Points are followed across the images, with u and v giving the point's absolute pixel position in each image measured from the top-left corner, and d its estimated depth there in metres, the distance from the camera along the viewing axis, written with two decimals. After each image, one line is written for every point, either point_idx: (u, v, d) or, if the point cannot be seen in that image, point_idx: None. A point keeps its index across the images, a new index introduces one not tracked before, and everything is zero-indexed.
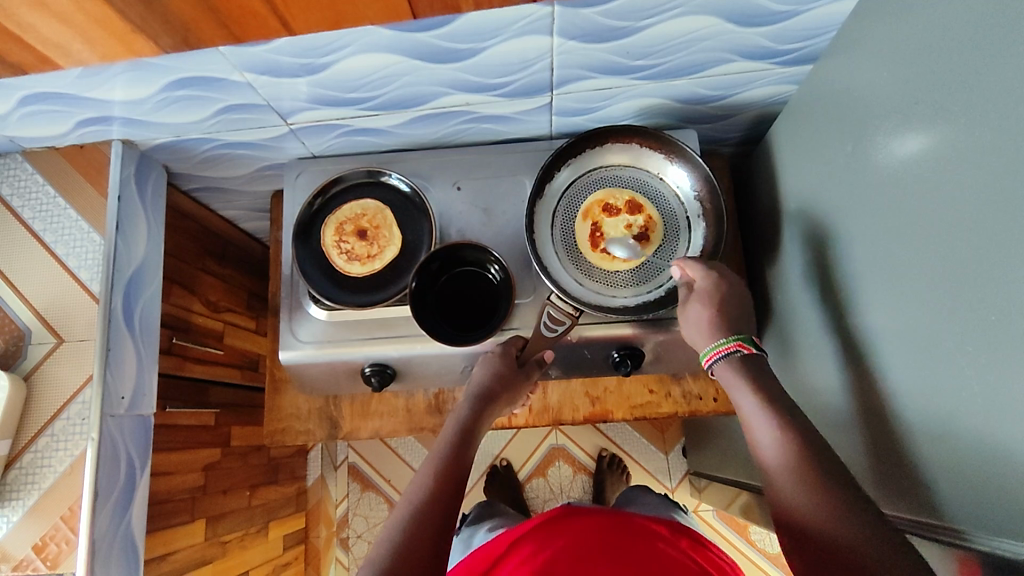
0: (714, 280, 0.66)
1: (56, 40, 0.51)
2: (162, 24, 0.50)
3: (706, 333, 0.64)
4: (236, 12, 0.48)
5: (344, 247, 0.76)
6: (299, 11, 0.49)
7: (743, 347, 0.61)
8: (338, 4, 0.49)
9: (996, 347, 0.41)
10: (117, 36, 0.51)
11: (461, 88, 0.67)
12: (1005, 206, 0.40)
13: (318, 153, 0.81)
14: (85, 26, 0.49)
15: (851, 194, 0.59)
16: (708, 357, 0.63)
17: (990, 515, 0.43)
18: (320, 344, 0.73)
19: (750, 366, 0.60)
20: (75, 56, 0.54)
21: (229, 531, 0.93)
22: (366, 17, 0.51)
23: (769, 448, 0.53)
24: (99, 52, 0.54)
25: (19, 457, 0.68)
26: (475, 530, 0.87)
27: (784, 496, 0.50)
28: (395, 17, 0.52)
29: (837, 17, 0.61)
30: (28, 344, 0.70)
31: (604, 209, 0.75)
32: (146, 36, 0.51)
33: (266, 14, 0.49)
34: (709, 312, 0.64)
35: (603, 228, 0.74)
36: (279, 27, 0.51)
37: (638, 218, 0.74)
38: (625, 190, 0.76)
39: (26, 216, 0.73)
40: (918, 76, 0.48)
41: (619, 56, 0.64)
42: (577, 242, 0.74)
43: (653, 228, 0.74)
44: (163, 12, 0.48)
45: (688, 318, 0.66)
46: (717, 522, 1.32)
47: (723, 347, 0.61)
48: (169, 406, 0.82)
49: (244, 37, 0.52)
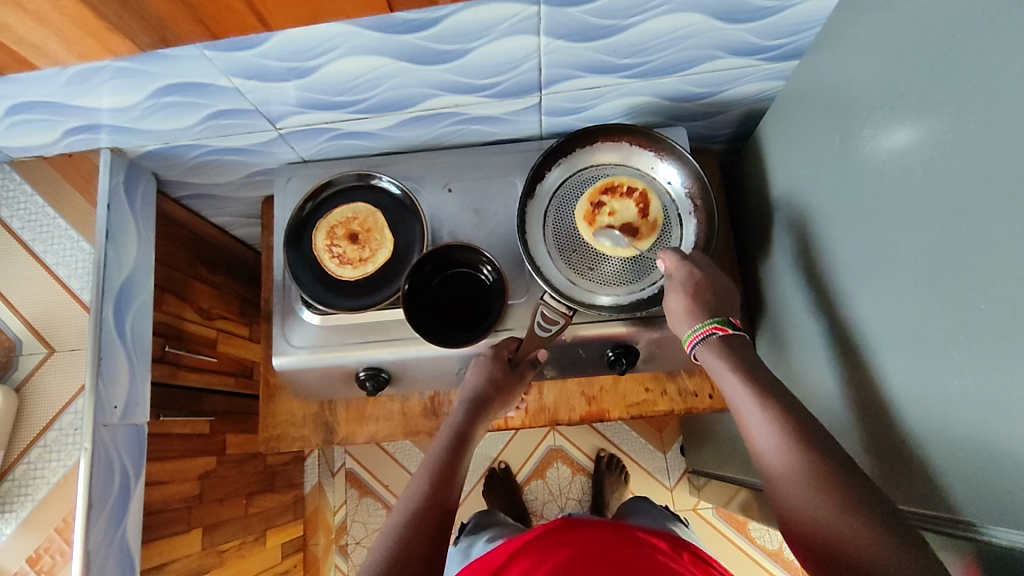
0: (690, 270, 0.67)
1: (33, 40, 0.51)
2: (139, 22, 0.50)
3: (684, 320, 0.66)
4: (213, 8, 0.49)
5: (335, 251, 0.76)
6: (277, 9, 0.50)
7: (720, 330, 0.63)
8: (318, 2, 0.50)
9: (983, 336, 0.41)
10: (95, 36, 0.51)
11: (449, 89, 0.67)
12: (990, 196, 0.40)
13: (309, 157, 0.81)
14: (62, 24, 0.49)
15: (838, 187, 0.59)
16: (688, 342, 0.65)
17: (986, 504, 0.44)
18: (313, 348, 0.73)
19: (733, 346, 0.62)
20: (53, 56, 0.54)
21: (227, 540, 0.93)
22: (344, 15, 0.52)
23: (762, 432, 0.55)
24: (77, 53, 0.54)
25: (11, 469, 0.66)
26: (474, 540, 0.87)
27: (786, 491, 0.51)
28: (373, 10, 0.52)
29: (821, 12, 0.61)
30: (19, 353, 0.69)
31: (627, 231, 0.73)
32: (125, 34, 0.51)
33: (242, 10, 0.49)
34: (682, 298, 0.65)
35: (640, 215, 0.73)
36: (256, 23, 0.52)
37: (597, 219, 0.74)
38: (615, 245, 0.73)
39: (15, 226, 0.72)
40: (902, 67, 0.49)
41: (606, 55, 0.64)
42: (569, 241, 0.74)
43: (587, 212, 0.74)
44: (140, 11, 0.48)
45: (669, 309, 0.67)
46: (716, 520, 1.32)
47: (700, 331, 0.64)
48: (162, 415, 0.81)
49: (221, 34, 0.53)
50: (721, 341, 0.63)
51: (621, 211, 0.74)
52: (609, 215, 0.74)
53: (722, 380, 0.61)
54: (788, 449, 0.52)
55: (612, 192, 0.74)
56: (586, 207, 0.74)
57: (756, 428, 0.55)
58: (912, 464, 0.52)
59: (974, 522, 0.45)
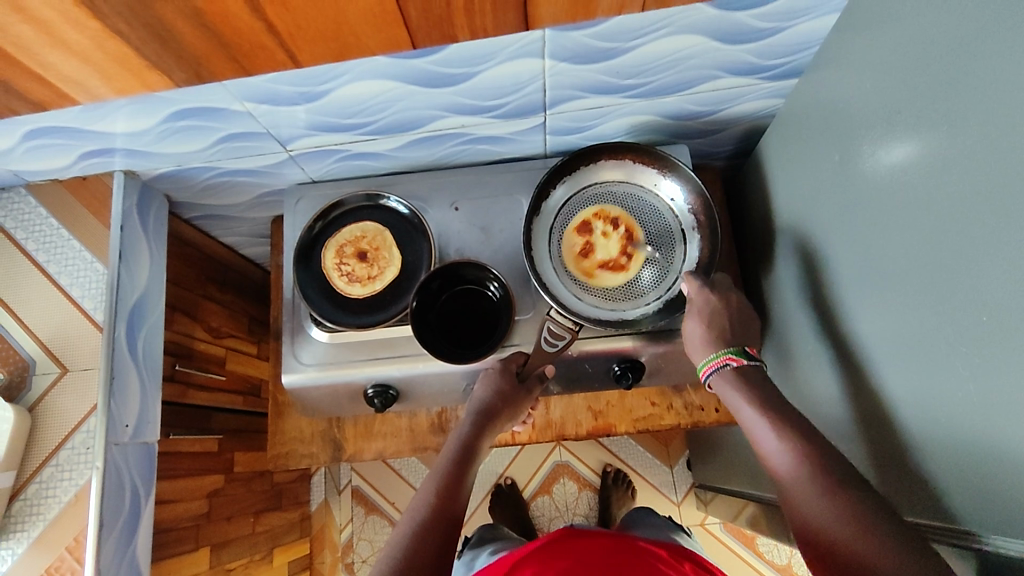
0: (708, 297, 0.68)
1: (75, 77, 0.53)
2: (177, 60, 0.51)
3: (699, 348, 0.67)
4: (246, 46, 0.50)
5: (344, 269, 0.77)
6: (305, 45, 0.51)
7: (732, 360, 0.65)
8: (343, 38, 0.51)
9: (985, 347, 0.42)
10: (133, 72, 0.53)
11: (456, 111, 0.69)
12: (989, 210, 0.41)
13: (317, 178, 0.83)
14: (103, 63, 0.51)
15: (838, 202, 0.60)
16: (703, 372, 0.66)
17: (990, 516, 0.44)
18: (322, 366, 0.74)
19: (747, 373, 0.64)
20: (91, 91, 0.56)
21: (234, 558, 0.92)
22: (371, 51, 0.53)
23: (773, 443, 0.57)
24: (116, 88, 0.55)
25: (24, 489, 0.67)
26: (478, 554, 0.87)
27: (802, 503, 0.52)
28: (397, 48, 0.53)
29: (818, 32, 0.63)
30: (32, 374, 0.70)
31: (585, 251, 0.76)
32: (162, 70, 0.53)
33: (274, 47, 0.50)
34: (699, 327, 0.67)
35: (608, 260, 0.75)
36: (287, 59, 0.53)
37: (600, 223, 0.76)
38: (567, 235, 0.77)
39: (30, 248, 0.74)
40: (900, 87, 0.50)
41: (609, 76, 0.65)
42: (567, 253, 0.76)
43: (607, 213, 0.77)
44: (178, 50, 0.50)
45: (686, 337, 0.69)
46: (725, 535, 1.31)
47: (713, 362, 0.65)
48: (172, 433, 0.82)
49: (253, 69, 0.54)
50: (734, 372, 0.64)
51: (606, 244, 0.76)
52: (601, 233, 0.76)
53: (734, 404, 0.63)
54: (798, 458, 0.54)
55: (631, 239, 0.76)
56: (606, 209, 0.77)
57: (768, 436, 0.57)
58: (916, 478, 0.52)
59: (978, 533, 0.45)
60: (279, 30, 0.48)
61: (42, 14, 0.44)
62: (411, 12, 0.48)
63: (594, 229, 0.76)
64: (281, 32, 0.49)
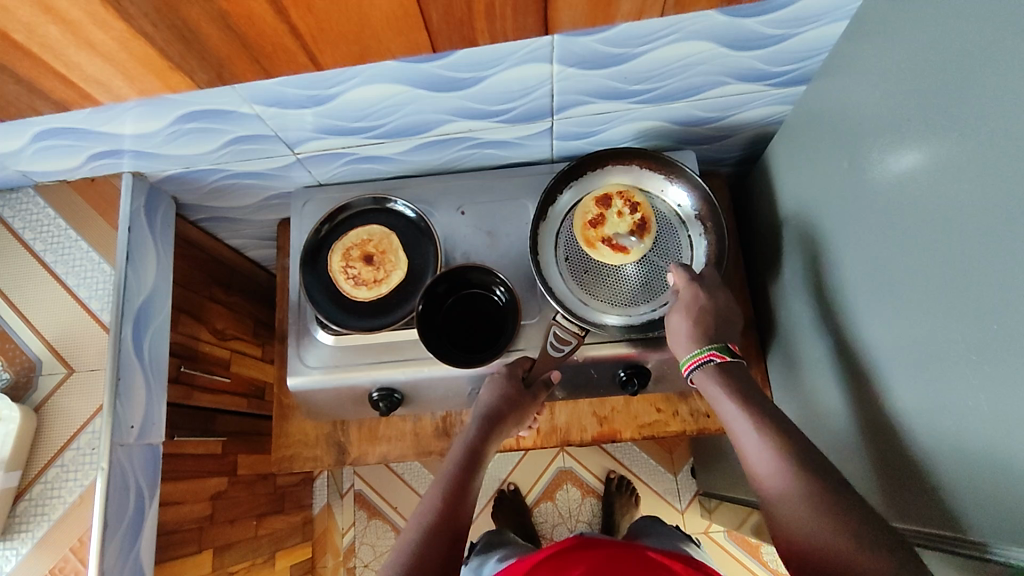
0: (694, 292, 0.67)
1: (99, 78, 0.53)
2: (200, 61, 0.52)
3: (684, 341, 0.66)
4: (269, 48, 0.50)
5: (350, 272, 0.76)
6: (327, 47, 0.51)
7: (716, 356, 0.63)
8: (364, 40, 0.51)
9: (994, 354, 0.42)
10: (156, 73, 0.53)
11: (464, 115, 0.69)
12: (999, 218, 0.41)
13: (324, 181, 0.83)
14: (127, 62, 0.51)
15: (846, 209, 0.60)
16: (685, 366, 0.65)
17: (999, 526, 0.43)
18: (328, 369, 0.74)
19: (733, 371, 0.62)
20: (114, 92, 0.56)
21: (236, 562, 0.92)
22: (391, 54, 0.53)
23: (756, 451, 0.55)
24: (138, 89, 0.56)
25: (30, 488, 0.67)
26: (485, 560, 0.86)
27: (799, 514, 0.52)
28: (417, 50, 0.53)
29: (826, 39, 0.63)
30: (38, 374, 0.71)
31: (592, 220, 0.75)
32: (184, 71, 0.53)
33: (296, 49, 0.51)
34: (684, 320, 0.66)
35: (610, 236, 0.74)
36: (307, 62, 0.53)
37: (620, 203, 0.75)
38: (584, 200, 0.76)
39: (37, 248, 0.75)
40: (908, 94, 0.50)
41: (617, 81, 0.65)
42: (578, 219, 0.75)
43: (631, 195, 0.76)
44: (202, 50, 0.50)
45: (670, 329, 0.68)
46: (728, 544, 1.31)
47: (699, 356, 0.64)
48: (176, 435, 0.82)
49: (275, 71, 0.54)
50: (719, 367, 0.63)
51: (615, 222, 0.75)
52: (615, 211, 0.75)
53: (717, 402, 0.61)
54: (786, 465, 0.53)
55: (642, 228, 0.74)
56: (632, 192, 0.76)
57: (752, 439, 0.56)
58: (924, 487, 0.52)
59: (987, 543, 0.45)
60: (301, 32, 0.48)
61: (70, 15, 0.44)
62: (432, 15, 0.49)
63: (611, 206, 0.75)
64: (304, 34, 0.49)
